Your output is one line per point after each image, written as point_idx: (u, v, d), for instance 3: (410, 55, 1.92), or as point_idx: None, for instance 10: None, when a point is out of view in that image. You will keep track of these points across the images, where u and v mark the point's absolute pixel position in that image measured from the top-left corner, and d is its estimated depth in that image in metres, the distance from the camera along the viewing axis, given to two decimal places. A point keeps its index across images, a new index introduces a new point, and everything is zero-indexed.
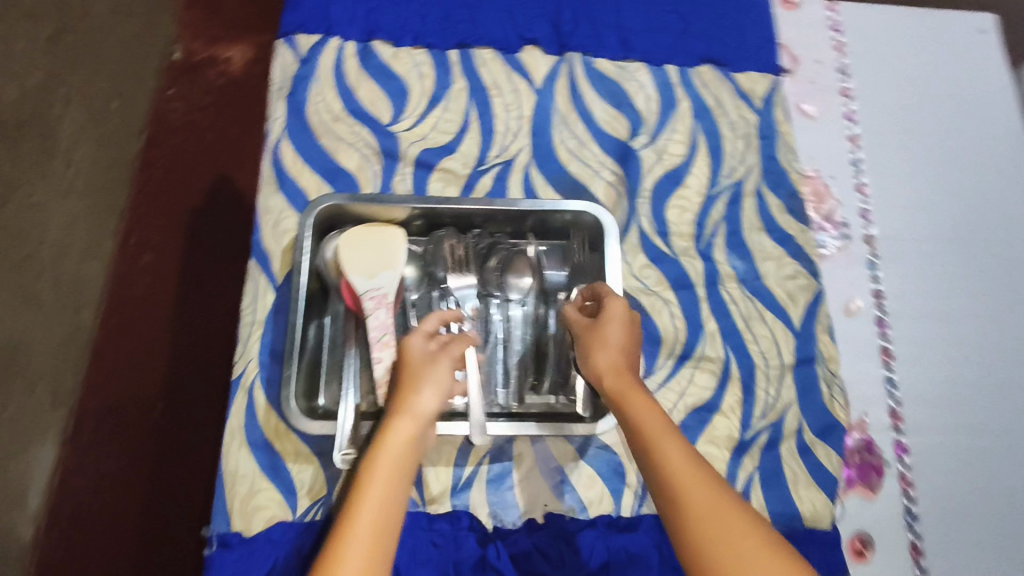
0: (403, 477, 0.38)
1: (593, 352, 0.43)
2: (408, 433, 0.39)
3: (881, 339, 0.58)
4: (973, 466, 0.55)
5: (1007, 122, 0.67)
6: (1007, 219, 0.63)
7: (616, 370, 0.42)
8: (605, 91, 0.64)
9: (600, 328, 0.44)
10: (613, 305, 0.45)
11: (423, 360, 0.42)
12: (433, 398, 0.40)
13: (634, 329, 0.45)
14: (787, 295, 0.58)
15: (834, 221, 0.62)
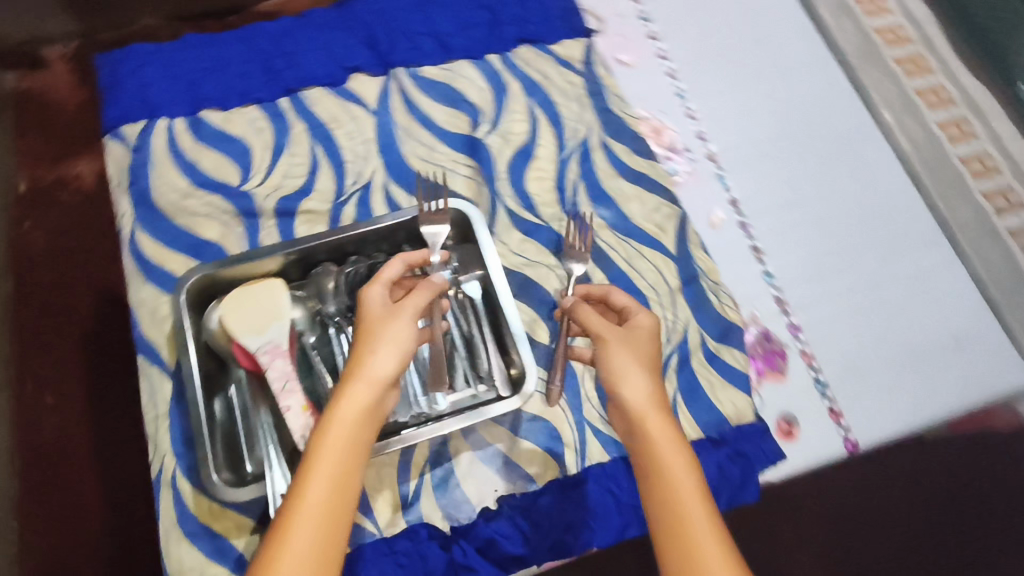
0: (357, 451, 0.38)
1: (629, 369, 0.43)
2: (363, 398, 0.39)
3: (748, 240, 0.63)
4: (857, 323, 0.61)
5: (793, 20, 0.74)
6: (820, 103, 0.70)
7: (653, 404, 0.42)
8: (438, 94, 0.67)
9: (633, 349, 0.44)
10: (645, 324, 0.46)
11: (382, 317, 0.43)
12: (388, 362, 0.41)
13: (658, 350, 0.45)
14: (657, 227, 0.63)
15: (677, 149, 0.67)
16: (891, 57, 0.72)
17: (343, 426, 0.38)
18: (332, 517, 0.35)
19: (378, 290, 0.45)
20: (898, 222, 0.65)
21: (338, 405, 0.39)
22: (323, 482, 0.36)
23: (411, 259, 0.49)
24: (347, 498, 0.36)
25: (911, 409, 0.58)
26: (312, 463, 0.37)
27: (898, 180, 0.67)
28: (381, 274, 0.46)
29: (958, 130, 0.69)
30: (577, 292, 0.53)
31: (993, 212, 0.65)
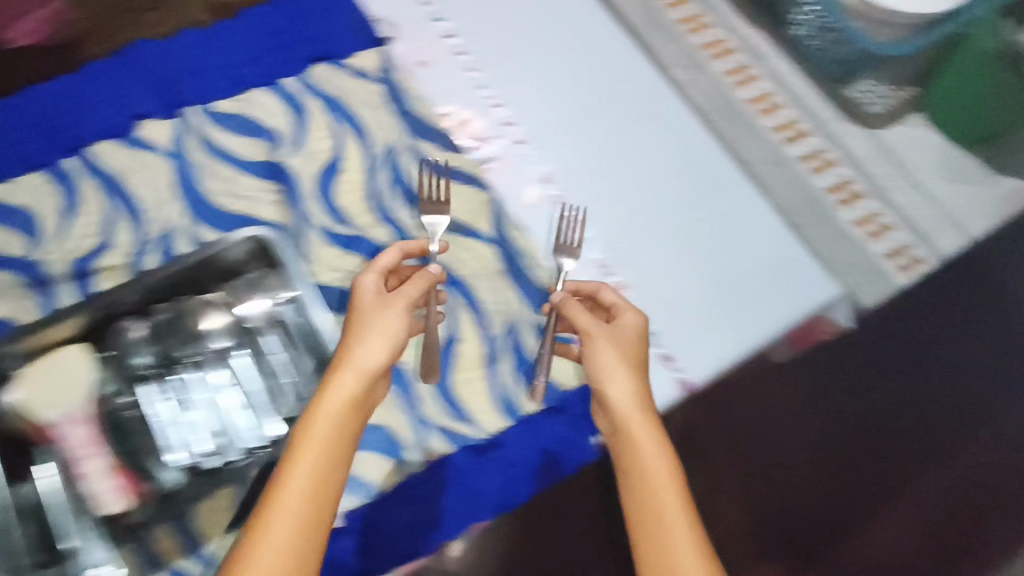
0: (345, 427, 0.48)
1: (613, 369, 0.53)
2: (351, 384, 0.49)
3: (564, 210, 0.64)
4: (676, 270, 0.64)
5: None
6: (616, 70, 0.73)
7: (635, 402, 0.52)
8: (234, 126, 0.66)
9: (616, 350, 0.53)
10: (630, 326, 0.54)
11: (371, 309, 0.52)
12: (377, 355, 0.50)
13: (643, 346, 0.54)
14: (472, 216, 0.64)
15: (482, 138, 0.68)
16: (674, 17, 0.76)
17: (335, 406, 0.48)
18: (322, 481, 0.46)
19: (370, 281, 0.54)
20: (700, 168, 0.69)
21: (333, 388, 0.49)
22: (315, 451, 0.46)
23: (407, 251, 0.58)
24: (338, 467, 0.47)
25: (731, 340, 0.62)
26: (308, 435, 0.47)
27: (696, 129, 0.71)
28: (376, 263, 0.55)
29: (743, 74, 0.74)
30: (567, 288, 0.59)
31: (785, 143, 0.70)
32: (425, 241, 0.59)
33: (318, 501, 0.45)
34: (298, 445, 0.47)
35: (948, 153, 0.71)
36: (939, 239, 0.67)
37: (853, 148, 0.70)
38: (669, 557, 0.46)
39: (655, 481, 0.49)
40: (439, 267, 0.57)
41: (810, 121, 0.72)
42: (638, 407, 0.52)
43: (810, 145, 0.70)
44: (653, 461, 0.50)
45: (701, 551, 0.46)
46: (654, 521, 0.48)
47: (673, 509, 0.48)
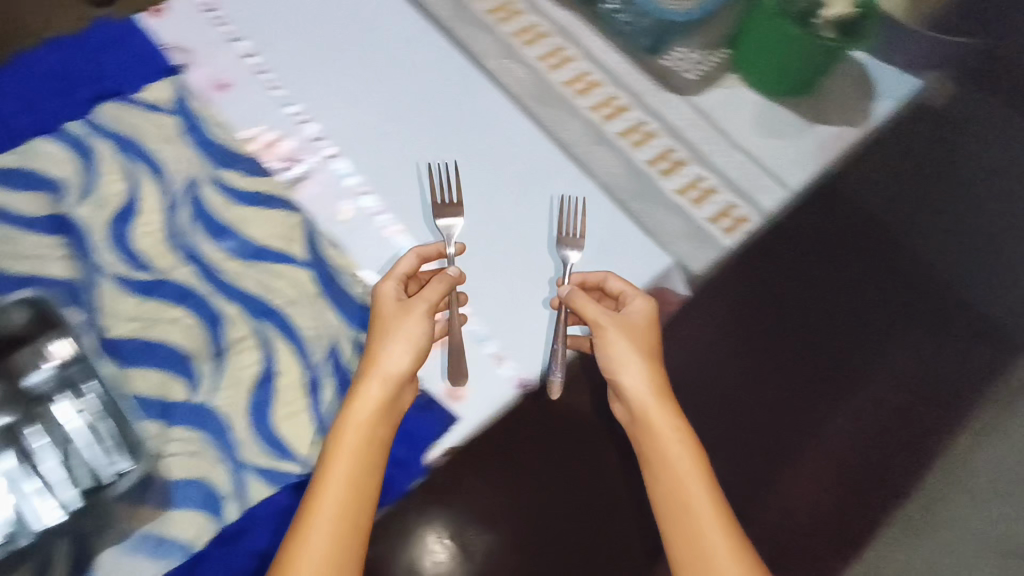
0: (373, 436, 0.51)
1: (628, 359, 0.56)
2: (377, 392, 0.52)
3: (381, 221, 0.62)
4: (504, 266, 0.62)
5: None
6: (428, 70, 0.72)
7: (648, 388, 0.56)
8: (14, 181, 0.61)
9: (626, 337, 0.57)
10: (639, 313, 0.58)
11: (393, 317, 0.54)
12: (400, 360, 0.53)
13: (652, 329, 0.59)
14: (285, 239, 0.60)
15: (291, 158, 0.65)
16: (482, 10, 0.75)
17: (361, 417, 0.51)
18: (354, 492, 0.48)
19: (390, 290, 0.56)
20: (521, 157, 0.68)
21: (359, 398, 0.51)
22: (344, 461, 0.49)
23: (422, 255, 0.59)
24: (367, 477, 0.49)
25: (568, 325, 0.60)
26: (339, 445, 0.50)
27: (515, 118, 0.70)
28: (393, 270, 0.58)
29: (558, 58, 0.73)
30: (573, 280, 0.61)
31: (606, 120, 0.70)
32: (442, 245, 0.61)
33: (350, 511, 0.48)
34: (330, 456, 0.50)
35: (763, 110, 0.73)
36: (762, 195, 0.68)
37: (672, 117, 0.71)
38: (695, 534, 0.51)
39: (676, 464, 0.53)
40: (458, 270, 0.58)
41: (628, 96, 0.72)
42: (653, 392, 0.56)
43: (630, 120, 0.70)
44: (671, 447, 0.54)
45: (726, 531, 0.51)
46: (679, 502, 0.52)
47: (697, 491, 0.52)
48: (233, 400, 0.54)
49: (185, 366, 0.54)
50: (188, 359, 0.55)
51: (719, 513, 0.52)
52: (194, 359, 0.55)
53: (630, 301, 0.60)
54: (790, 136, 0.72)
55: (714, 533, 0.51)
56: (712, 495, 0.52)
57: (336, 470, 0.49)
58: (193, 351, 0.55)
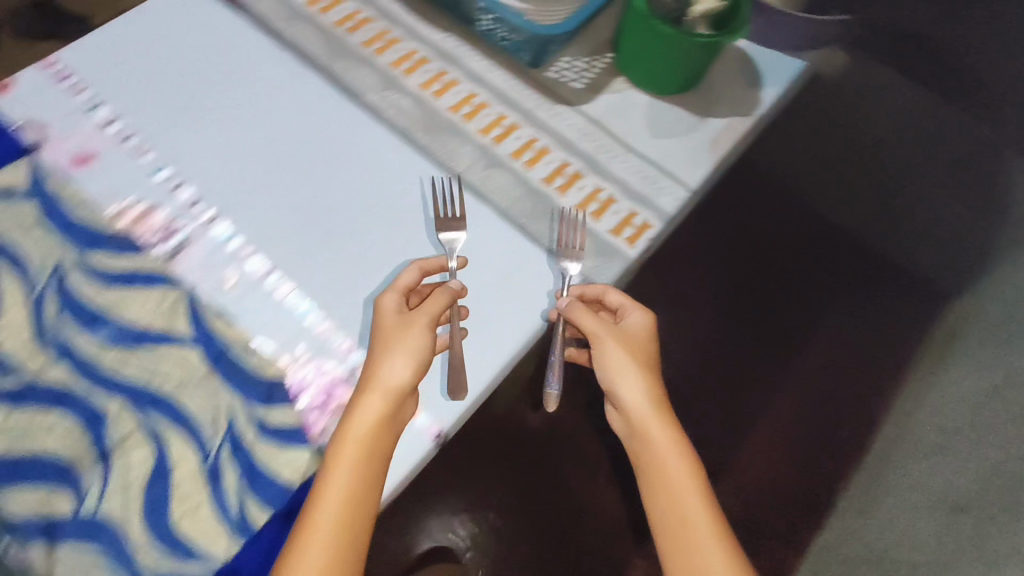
0: (373, 448, 0.49)
1: (627, 372, 0.56)
2: (377, 405, 0.50)
3: (269, 283, 0.59)
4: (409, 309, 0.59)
5: (257, 44, 0.71)
6: (308, 114, 0.68)
7: (647, 401, 0.56)
8: None
9: (624, 348, 0.57)
10: (637, 327, 0.58)
11: (394, 330, 0.53)
12: (400, 372, 0.51)
13: (649, 341, 0.58)
14: (167, 318, 0.56)
15: (168, 228, 0.61)
16: (357, 42, 0.72)
17: (360, 430, 0.49)
18: (353, 508, 0.47)
19: (391, 302, 0.55)
20: (413, 191, 0.65)
21: (359, 411, 0.50)
22: (342, 474, 0.48)
23: (425, 267, 0.58)
24: (367, 496, 0.48)
25: (479, 367, 0.58)
26: (337, 458, 0.49)
27: (403, 151, 0.67)
28: (397, 283, 0.56)
29: (440, 82, 0.70)
30: (573, 293, 0.60)
31: (496, 143, 0.68)
32: (445, 259, 0.60)
33: (350, 531, 0.47)
34: (328, 470, 0.48)
35: (653, 111, 0.73)
36: (661, 197, 0.67)
37: (563, 130, 0.69)
38: (691, 543, 0.50)
39: (670, 477, 0.53)
40: (459, 284, 0.58)
41: (516, 112, 0.70)
42: (651, 405, 0.56)
43: (521, 138, 0.68)
44: (669, 459, 0.54)
45: (721, 544, 0.50)
46: (677, 510, 0.52)
47: (693, 505, 0.52)
48: (124, 505, 0.49)
49: (67, 477, 0.50)
50: (70, 468, 0.50)
51: (717, 528, 0.51)
52: (76, 468, 0.50)
53: (626, 313, 0.59)
54: (682, 133, 0.72)
55: (710, 542, 0.50)
56: (708, 508, 0.52)
57: (335, 484, 0.48)
58: (74, 457, 0.50)
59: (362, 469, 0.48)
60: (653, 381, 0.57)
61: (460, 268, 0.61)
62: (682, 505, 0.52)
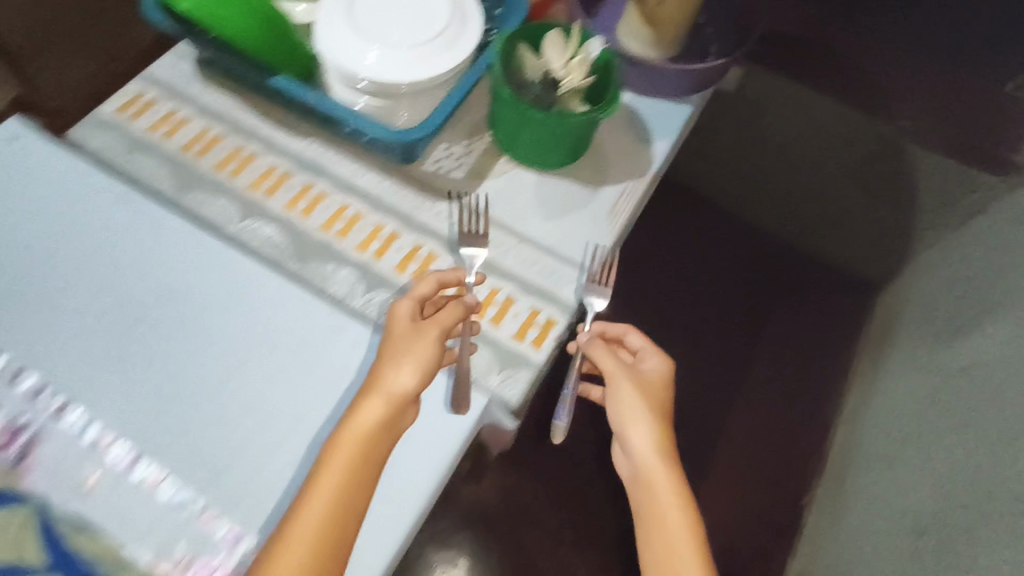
0: (368, 449, 0.49)
1: (637, 418, 0.57)
2: (378, 411, 0.50)
3: (138, 475, 0.52)
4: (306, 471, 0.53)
5: (98, 183, 0.63)
6: (166, 257, 0.61)
7: (654, 449, 0.57)
8: None
9: (638, 393, 0.58)
10: (655, 374, 0.60)
11: (403, 338, 0.53)
12: (405, 379, 0.52)
13: (663, 392, 0.60)
14: (18, 549, 0.47)
15: (9, 430, 0.52)
16: (210, 167, 0.66)
17: (361, 432, 0.49)
18: (341, 504, 0.47)
19: (403, 309, 0.55)
20: (294, 330, 0.59)
21: (362, 413, 0.50)
22: (340, 473, 0.48)
23: (443, 277, 0.59)
24: (356, 497, 0.48)
25: (386, 537, 0.50)
26: (336, 457, 0.49)
27: (279, 285, 0.61)
28: (413, 291, 0.57)
29: (307, 198, 0.65)
30: (596, 329, 0.65)
31: (376, 258, 0.63)
32: (464, 274, 0.61)
33: (333, 524, 0.46)
34: (325, 465, 0.49)
35: (543, 190, 0.69)
36: (562, 290, 0.63)
37: (447, 230, 0.65)
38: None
39: (667, 523, 0.54)
40: (474, 299, 0.59)
41: (392, 218, 0.65)
42: (660, 453, 0.57)
43: (403, 247, 0.63)
44: (670, 507, 0.54)
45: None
46: (670, 555, 0.52)
47: (686, 555, 0.52)
48: None
49: None
50: None
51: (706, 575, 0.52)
52: None
53: (646, 363, 0.62)
54: (577, 210, 0.68)
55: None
56: (700, 560, 0.52)
57: (331, 478, 0.48)
58: None
59: (355, 469, 0.49)
60: (664, 429, 0.58)
61: (477, 283, 0.62)
62: (675, 550, 0.52)
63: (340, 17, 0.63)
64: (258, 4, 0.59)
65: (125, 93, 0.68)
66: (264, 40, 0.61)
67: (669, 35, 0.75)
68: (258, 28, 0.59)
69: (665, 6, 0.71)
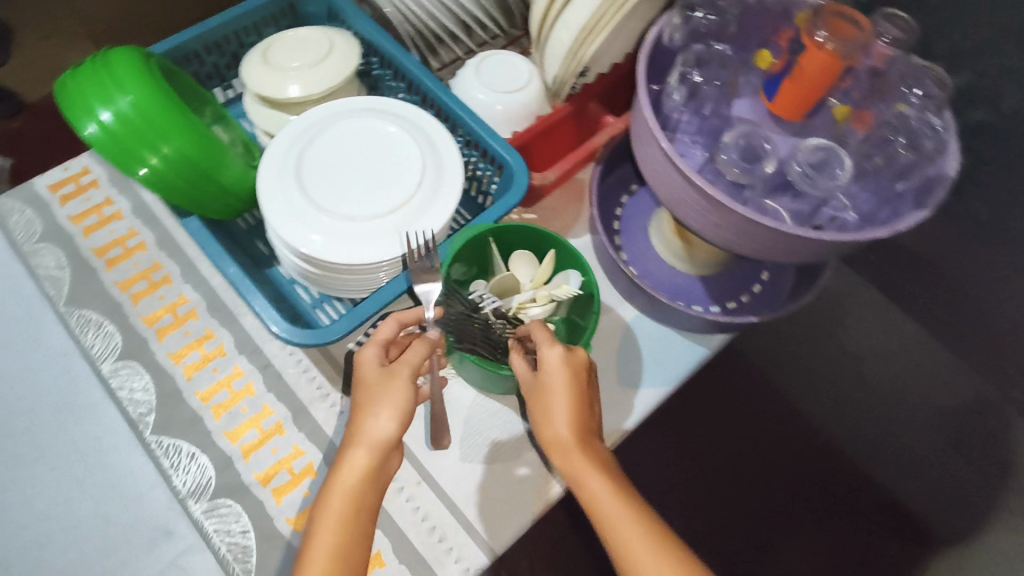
0: (356, 506, 0.41)
1: (541, 419, 0.44)
2: (363, 461, 0.42)
3: None
4: None
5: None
6: (26, 371, 0.52)
7: (567, 440, 0.43)
8: None
9: (535, 399, 0.45)
10: (546, 367, 0.44)
11: (377, 382, 0.44)
12: (385, 425, 0.42)
13: (570, 378, 0.44)
14: None
15: None
16: (113, 282, 0.57)
17: (343, 486, 0.41)
18: (343, 566, 0.39)
19: (372, 354, 0.45)
20: (116, 521, 0.49)
21: (342, 469, 0.41)
22: (331, 536, 0.40)
23: (404, 317, 0.49)
24: (358, 554, 0.40)
25: None
26: (321, 521, 0.40)
27: (127, 451, 0.51)
28: (375, 334, 0.47)
29: (200, 351, 0.55)
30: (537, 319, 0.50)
31: (242, 455, 0.52)
32: (420, 309, 0.49)
33: None
34: (314, 531, 0.40)
35: (476, 417, 0.55)
36: (444, 566, 0.50)
37: (337, 442, 0.53)
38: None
39: (605, 517, 0.40)
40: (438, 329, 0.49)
41: (283, 405, 0.54)
42: (575, 439, 0.43)
43: (279, 450, 0.52)
44: (597, 493, 0.41)
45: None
46: (620, 553, 0.39)
47: (633, 541, 0.39)
48: None
49: None
50: None
51: (673, 565, 0.39)
52: None
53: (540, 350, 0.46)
54: (506, 457, 0.54)
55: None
56: (652, 542, 0.39)
57: (322, 542, 0.39)
58: None
59: (351, 531, 0.40)
60: (582, 406, 0.44)
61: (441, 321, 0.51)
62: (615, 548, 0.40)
63: (286, 155, 0.52)
64: (193, 155, 0.49)
65: (69, 167, 0.61)
66: (183, 190, 0.50)
67: (704, 251, 0.59)
68: (177, 176, 0.49)
69: (699, 241, 0.58)
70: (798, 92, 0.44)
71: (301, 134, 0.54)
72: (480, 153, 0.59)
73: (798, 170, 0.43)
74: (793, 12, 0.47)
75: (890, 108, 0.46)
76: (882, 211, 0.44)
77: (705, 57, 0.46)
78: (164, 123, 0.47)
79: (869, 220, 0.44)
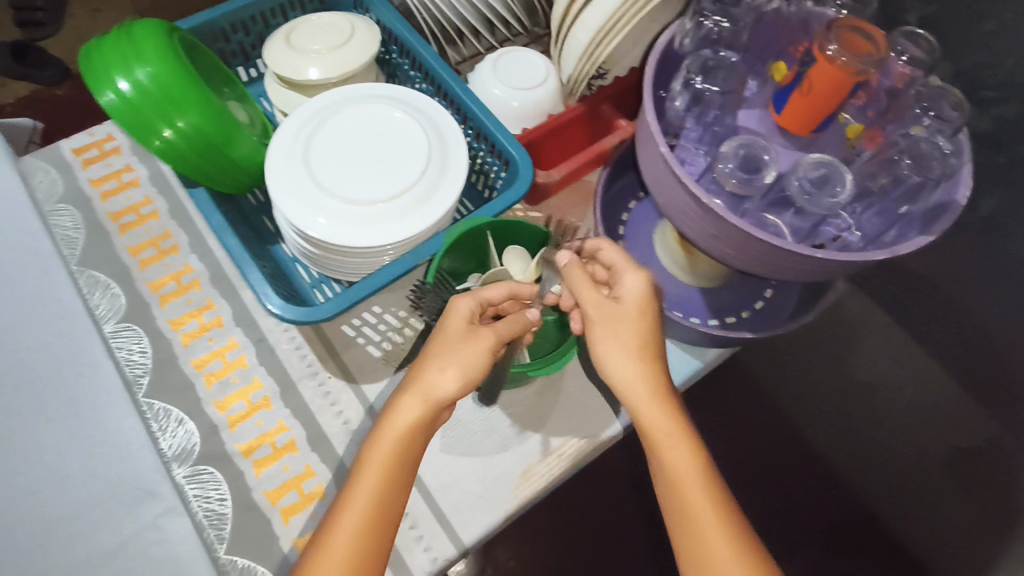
0: (404, 457, 0.41)
1: (631, 364, 0.43)
2: (418, 412, 0.41)
3: None
4: None
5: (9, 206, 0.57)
6: (29, 318, 0.54)
7: (653, 395, 0.43)
8: None
9: (622, 339, 0.44)
10: (632, 305, 0.44)
11: (455, 337, 0.43)
12: (448, 382, 0.41)
13: (646, 329, 0.44)
14: None
15: None
16: (125, 246, 0.59)
17: (394, 434, 0.41)
18: (380, 511, 0.40)
19: (465, 305, 0.44)
20: (101, 477, 0.49)
21: (396, 413, 0.41)
22: (372, 480, 0.40)
23: (516, 290, 0.48)
24: (395, 502, 0.41)
25: None
26: (366, 463, 0.41)
27: (116, 410, 0.52)
28: (479, 291, 0.46)
29: (199, 320, 0.57)
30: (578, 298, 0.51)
31: (228, 424, 0.53)
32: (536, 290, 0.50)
33: (375, 534, 0.39)
34: (360, 470, 0.41)
35: (460, 409, 0.55)
36: (413, 554, 0.50)
37: (321, 420, 0.54)
38: (694, 537, 0.40)
39: (676, 471, 0.42)
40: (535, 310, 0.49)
41: (273, 380, 0.55)
42: (656, 389, 0.43)
43: (265, 423, 0.53)
44: (675, 449, 0.42)
45: (729, 533, 0.40)
46: (687, 512, 0.41)
47: (699, 493, 0.41)
48: None
49: None
50: None
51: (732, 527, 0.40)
52: None
53: (620, 275, 0.46)
54: (486, 451, 0.54)
55: (721, 542, 0.40)
56: (714, 495, 0.41)
57: (366, 484, 0.40)
58: None
59: (393, 478, 0.40)
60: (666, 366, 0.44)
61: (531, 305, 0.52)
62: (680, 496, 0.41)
63: (304, 123, 0.54)
64: (209, 133, 0.50)
65: (94, 133, 0.63)
66: (196, 165, 0.52)
67: (706, 264, 0.58)
68: (190, 151, 0.51)
69: (701, 256, 0.57)
70: (805, 106, 0.43)
71: (338, 100, 0.56)
72: (489, 146, 0.59)
73: (797, 185, 0.42)
74: (811, 25, 0.46)
75: (903, 130, 0.44)
76: (886, 235, 0.43)
77: (711, 64, 0.45)
78: (181, 98, 0.49)
79: (872, 241, 0.44)
